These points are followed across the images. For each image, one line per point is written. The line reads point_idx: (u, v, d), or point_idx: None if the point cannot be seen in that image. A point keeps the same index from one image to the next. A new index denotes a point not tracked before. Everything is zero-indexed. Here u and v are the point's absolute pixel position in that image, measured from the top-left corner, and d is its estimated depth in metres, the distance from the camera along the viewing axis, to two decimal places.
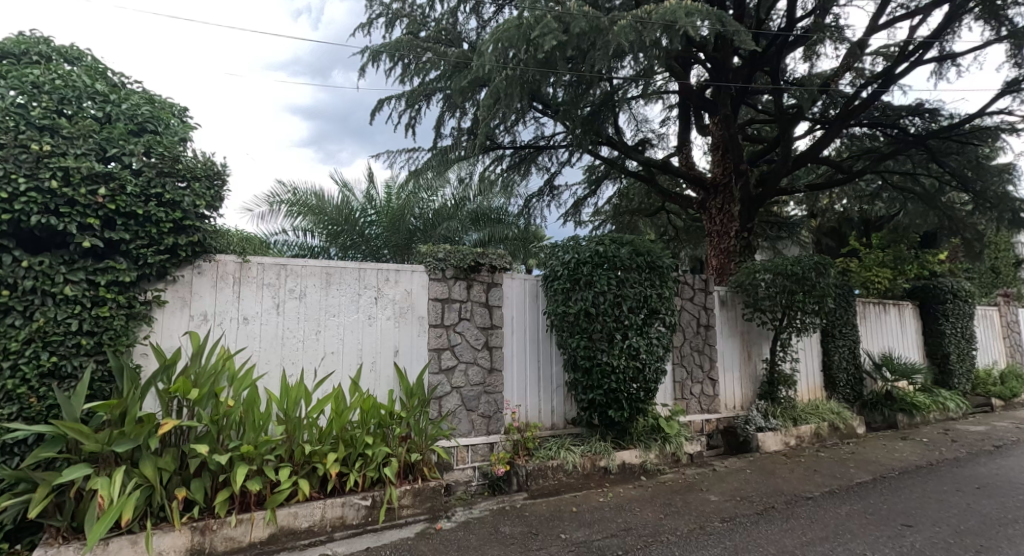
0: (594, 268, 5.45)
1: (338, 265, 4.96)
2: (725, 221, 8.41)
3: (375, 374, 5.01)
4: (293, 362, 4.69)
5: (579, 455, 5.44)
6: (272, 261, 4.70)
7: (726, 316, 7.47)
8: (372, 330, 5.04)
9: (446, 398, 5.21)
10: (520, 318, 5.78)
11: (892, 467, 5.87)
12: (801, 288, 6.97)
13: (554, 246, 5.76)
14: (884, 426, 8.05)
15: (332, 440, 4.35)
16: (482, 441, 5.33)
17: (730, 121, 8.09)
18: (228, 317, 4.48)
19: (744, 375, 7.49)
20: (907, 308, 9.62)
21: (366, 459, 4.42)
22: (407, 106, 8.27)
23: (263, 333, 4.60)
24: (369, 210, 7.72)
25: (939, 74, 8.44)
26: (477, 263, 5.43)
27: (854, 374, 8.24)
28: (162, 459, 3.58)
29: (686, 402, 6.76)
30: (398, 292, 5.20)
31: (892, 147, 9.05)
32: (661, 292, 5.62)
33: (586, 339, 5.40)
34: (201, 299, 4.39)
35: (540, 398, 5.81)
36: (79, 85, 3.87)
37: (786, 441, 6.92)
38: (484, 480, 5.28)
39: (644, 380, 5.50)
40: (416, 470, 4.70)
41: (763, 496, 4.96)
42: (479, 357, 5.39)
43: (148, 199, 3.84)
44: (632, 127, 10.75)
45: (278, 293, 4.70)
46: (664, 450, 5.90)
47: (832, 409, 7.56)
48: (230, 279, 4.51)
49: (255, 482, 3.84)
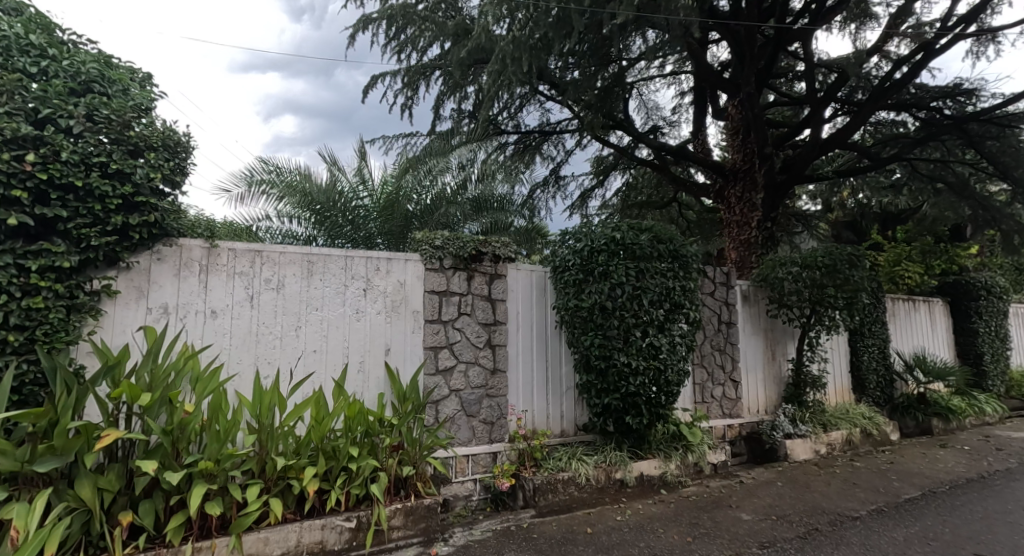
0: (610, 257, 4.87)
1: (321, 253, 4.39)
2: (745, 211, 7.79)
3: (363, 376, 4.44)
4: (268, 363, 4.11)
5: (592, 466, 4.85)
6: (246, 247, 4.12)
7: (749, 313, 6.87)
8: (360, 327, 4.47)
9: (444, 402, 4.65)
10: (526, 314, 5.20)
11: (940, 480, 5.28)
12: (832, 282, 6.38)
13: (564, 235, 5.18)
14: (919, 432, 7.43)
15: (311, 452, 3.80)
16: (484, 451, 4.77)
17: (753, 100, 7.47)
18: (193, 310, 3.90)
19: (768, 376, 6.89)
20: (937, 305, 9.00)
21: (350, 474, 3.86)
22: (404, 86, 7.71)
23: (233, 329, 4.02)
24: (362, 191, 7.00)
25: (977, 51, 7.84)
26: (479, 252, 4.88)
27: (884, 375, 7.64)
28: (103, 477, 3.02)
29: (707, 405, 6.17)
30: (389, 284, 4.62)
31: (923, 132, 8.45)
32: (685, 285, 5.04)
33: (600, 336, 4.82)
34: (161, 290, 3.81)
35: (549, 402, 5.22)
36: (9, 35, 3.32)
37: (816, 449, 6.33)
38: (486, 494, 4.74)
39: (665, 383, 4.91)
40: (409, 485, 4.14)
41: (803, 515, 4.39)
42: (481, 357, 4.83)
43: (90, 169, 3.28)
44: (642, 114, 10.17)
45: (252, 282, 4.12)
46: (686, 461, 5.31)
47: (864, 414, 6.96)
48: (195, 267, 3.93)
49: (216, 504, 3.26)
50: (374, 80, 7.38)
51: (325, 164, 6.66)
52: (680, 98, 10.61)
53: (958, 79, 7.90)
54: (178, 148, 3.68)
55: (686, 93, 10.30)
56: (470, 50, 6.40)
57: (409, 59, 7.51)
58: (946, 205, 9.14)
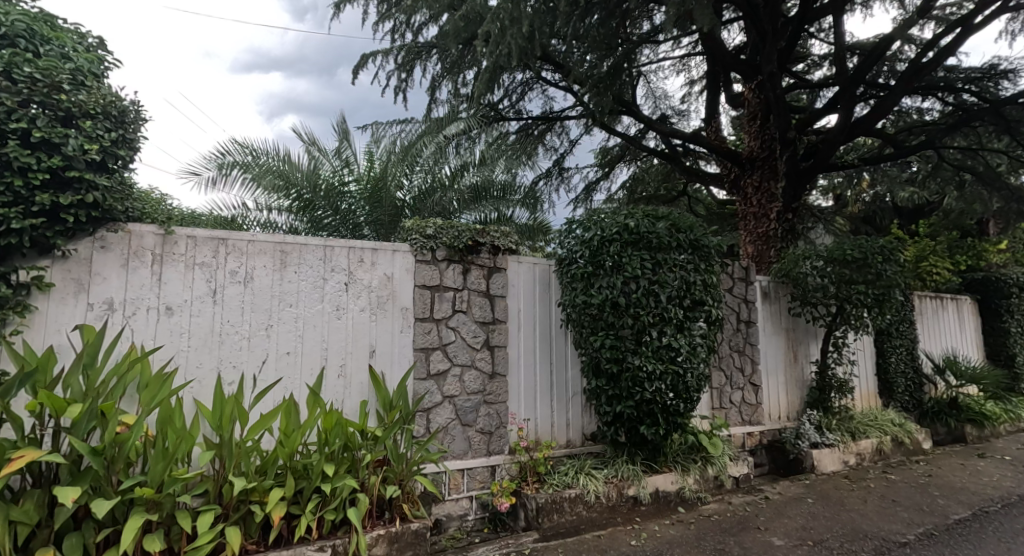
0: (623, 248, 4.35)
1: (296, 241, 3.86)
2: (764, 201, 7.24)
3: (344, 382, 3.91)
4: (232, 366, 3.58)
5: (603, 482, 4.33)
6: (208, 234, 3.60)
7: (769, 311, 6.33)
8: (341, 326, 3.95)
9: (437, 410, 4.14)
10: (529, 312, 4.67)
11: (989, 498, 4.76)
12: (862, 277, 5.85)
13: (570, 223, 4.65)
14: (951, 439, 6.89)
15: (279, 472, 3.29)
16: (481, 465, 4.25)
17: (774, 80, 6.91)
18: (144, 306, 3.39)
19: (791, 380, 6.33)
20: (966, 303, 8.44)
21: (325, 497, 3.35)
22: (397, 66, 7.20)
23: (193, 328, 3.50)
24: (347, 175, 6.44)
25: (1014, 28, 7.30)
26: (475, 242, 4.37)
27: (913, 378, 7.09)
28: (18, 507, 2.53)
29: (725, 412, 5.64)
30: (374, 278, 4.10)
31: (955, 118, 7.90)
32: (706, 278, 4.50)
33: (612, 337, 4.29)
34: (105, 283, 3.30)
35: (552, 409, 4.69)
36: None
37: (845, 460, 5.80)
38: (483, 513, 4.24)
39: (684, 390, 4.38)
40: (393, 507, 3.63)
41: (843, 541, 3.89)
42: (478, 359, 4.33)
43: (8, 138, 2.82)
44: (650, 103, 9.64)
45: (215, 275, 3.60)
46: (705, 474, 4.77)
47: (894, 421, 6.42)
48: (147, 256, 3.41)
49: (159, 537, 2.76)
50: (364, 58, 6.84)
51: (304, 142, 6.08)
52: (689, 87, 10.08)
53: (994, 60, 7.37)
54: (123, 119, 3.18)
55: (696, 80, 9.77)
56: (465, 22, 5.89)
57: (402, 38, 6.99)
58: (973, 197, 8.63)
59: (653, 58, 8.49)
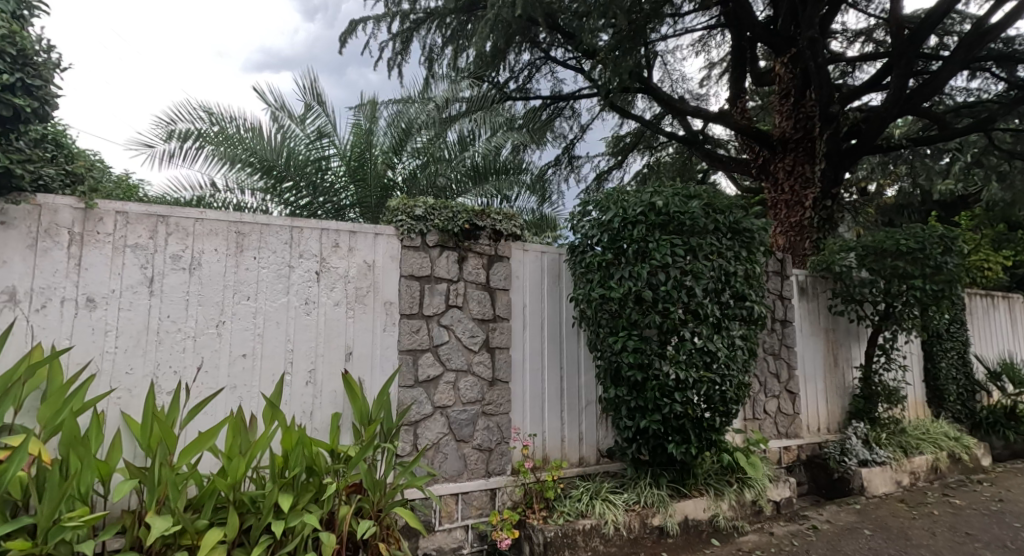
0: (650, 231, 3.66)
1: (255, 221, 3.19)
2: (798, 187, 6.51)
3: (313, 390, 3.24)
4: (171, 372, 2.92)
5: (623, 511, 3.61)
6: (142, 210, 2.94)
7: (808, 309, 5.57)
8: (309, 323, 3.28)
9: (426, 424, 3.45)
10: (535, 309, 3.97)
11: None
12: (919, 270, 5.11)
13: (585, 204, 3.96)
14: (1010, 454, 6.12)
15: (221, 506, 2.63)
16: (479, 489, 3.57)
17: (815, 47, 6.14)
18: (59, 296, 2.74)
19: (831, 386, 5.58)
20: (1018, 301, 7.61)
21: (280, 538, 2.69)
22: (390, 35, 6.51)
23: (121, 325, 2.84)
24: (327, 147, 5.62)
25: None
26: (473, 225, 3.70)
27: (966, 384, 6.33)
28: None
29: (759, 423, 4.93)
30: (352, 266, 3.43)
31: (1011, 97, 7.11)
32: (748, 269, 3.82)
33: (635, 337, 3.60)
34: (8, 268, 2.66)
35: (562, 422, 3.98)
36: None
37: (897, 480, 5.05)
38: (480, 546, 3.55)
39: (719, 400, 3.68)
40: (368, 547, 2.94)
41: None
42: (475, 364, 3.65)
43: None
44: (667, 85, 8.91)
45: (152, 260, 2.94)
46: (742, 499, 4.05)
47: (949, 434, 5.66)
48: (63, 236, 2.77)
49: None
50: (353, 25, 6.17)
51: (272, 107, 5.38)
52: (710, 69, 9.35)
53: None
54: (25, 60, 2.58)
55: (717, 62, 9.03)
56: None
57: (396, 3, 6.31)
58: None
59: (671, 33, 7.77)
